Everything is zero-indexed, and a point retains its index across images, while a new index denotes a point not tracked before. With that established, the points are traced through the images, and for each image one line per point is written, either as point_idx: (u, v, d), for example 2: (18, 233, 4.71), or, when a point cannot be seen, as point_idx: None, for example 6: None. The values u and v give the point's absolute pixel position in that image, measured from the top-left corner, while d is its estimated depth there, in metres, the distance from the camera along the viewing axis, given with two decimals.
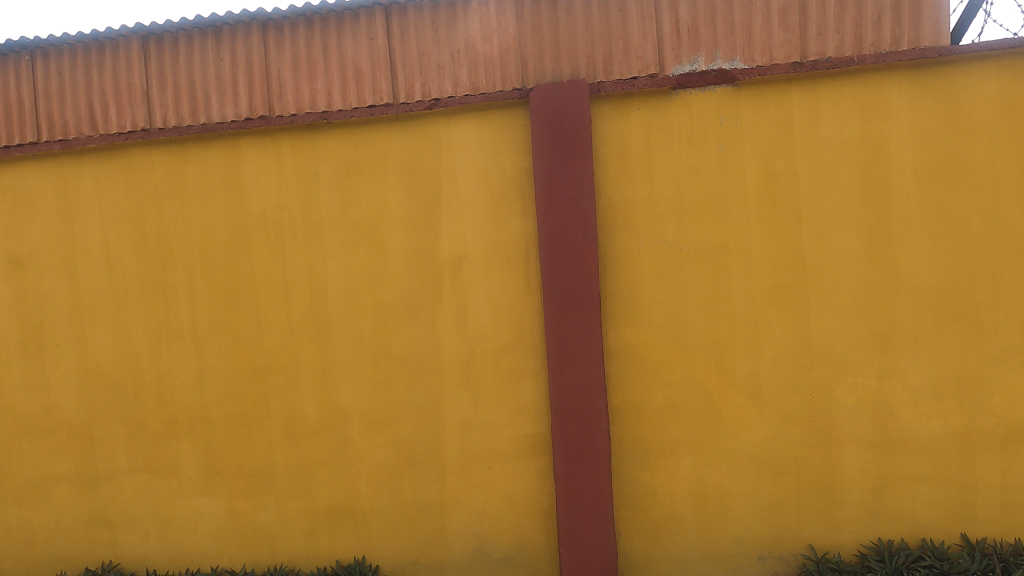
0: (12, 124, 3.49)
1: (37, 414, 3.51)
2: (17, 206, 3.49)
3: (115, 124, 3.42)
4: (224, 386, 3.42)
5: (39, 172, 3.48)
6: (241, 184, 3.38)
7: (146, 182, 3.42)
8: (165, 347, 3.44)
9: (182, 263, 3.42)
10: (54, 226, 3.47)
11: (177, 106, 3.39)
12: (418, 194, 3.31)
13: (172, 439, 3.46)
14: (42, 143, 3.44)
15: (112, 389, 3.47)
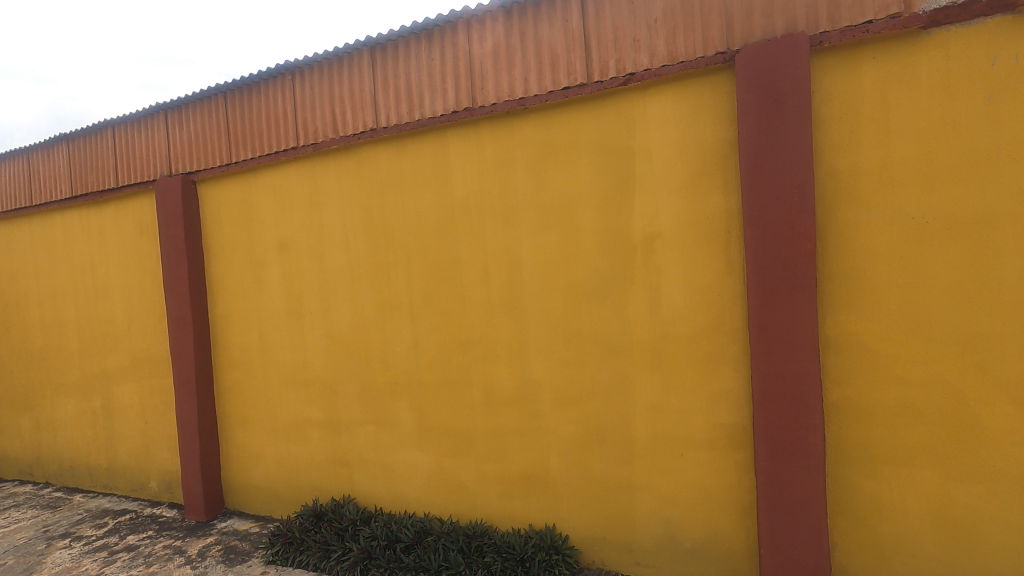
0: (278, 133, 4.23)
1: (297, 369, 4.32)
2: (283, 199, 4.29)
3: (350, 126, 3.97)
4: (434, 355, 3.83)
5: (297, 172, 4.22)
6: (448, 173, 3.70)
7: (374, 175, 3.94)
8: (389, 318, 3.97)
9: (401, 245, 3.89)
10: (308, 216, 4.21)
11: (397, 106, 3.80)
12: (610, 173, 3.28)
13: (394, 399, 3.99)
14: (299, 147, 4.15)
15: (350, 352, 4.12)
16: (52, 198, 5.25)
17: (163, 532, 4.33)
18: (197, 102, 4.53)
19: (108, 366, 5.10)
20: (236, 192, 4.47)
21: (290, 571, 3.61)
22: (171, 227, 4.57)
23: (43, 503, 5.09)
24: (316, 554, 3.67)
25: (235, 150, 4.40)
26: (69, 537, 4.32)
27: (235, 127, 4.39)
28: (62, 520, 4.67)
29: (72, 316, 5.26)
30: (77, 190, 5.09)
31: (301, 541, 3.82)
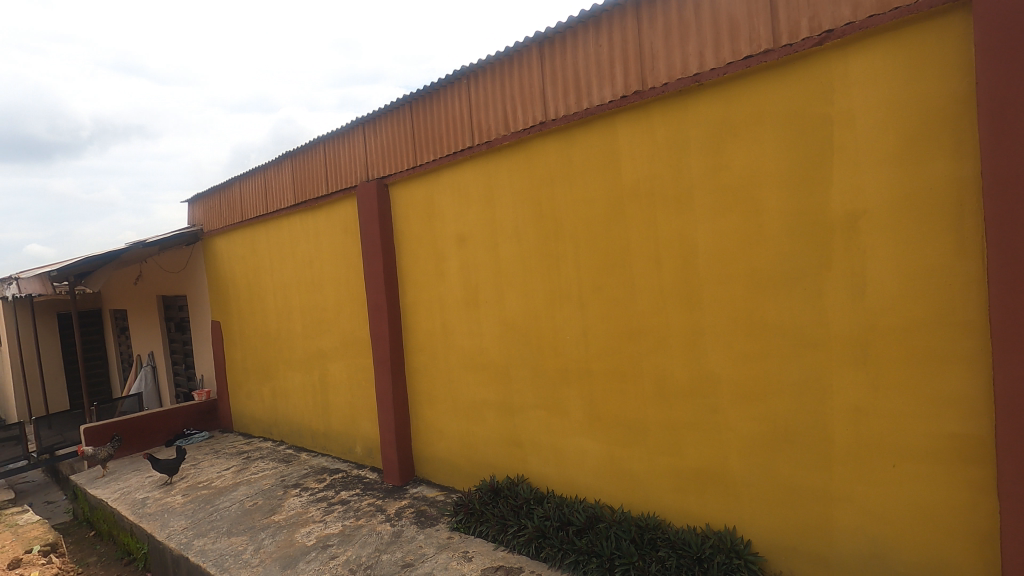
0: (455, 134, 4.52)
1: (474, 354, 4.63)
2: (460, 196, 4.61)
3: (520, 122, 4.10)
4: (604, 344, 3.83)
5: (472, 169, 4.49)
6: (618, 160, 3.65)
7: (543, 168, 4.05)
8: (559, 306, 4.05)
9: (570, 234, 3.94)
10: (482, 210, 4.46)
11: (565, 97, 3.84)
12: (801, 146, 2.94)
13: (565, 386, 4.07)
14: (474, 146, 4.41)
15: (522, 339, 4.30)
16: (281, 206, 6.31)
17: (367, 491, 4.99)
18: (387, 113, 5.07)
19: (324, 347, 6.00)
20: (420, 192, 4.91)
21: (471, 539, 3.90)
22: (369, 226, 5.19)
23: (280, 457, 6.19)
24: (494, 526, 3.90)
25: (418, 154, 4.82)
26: (299, 487, 5.20)
27: (419, 133, 4.82)
28: (293, 472, 5.63)
29: (297, 304, 6.29)
30: (299, 198, 6.04)
31: (481, 513, 4.09)
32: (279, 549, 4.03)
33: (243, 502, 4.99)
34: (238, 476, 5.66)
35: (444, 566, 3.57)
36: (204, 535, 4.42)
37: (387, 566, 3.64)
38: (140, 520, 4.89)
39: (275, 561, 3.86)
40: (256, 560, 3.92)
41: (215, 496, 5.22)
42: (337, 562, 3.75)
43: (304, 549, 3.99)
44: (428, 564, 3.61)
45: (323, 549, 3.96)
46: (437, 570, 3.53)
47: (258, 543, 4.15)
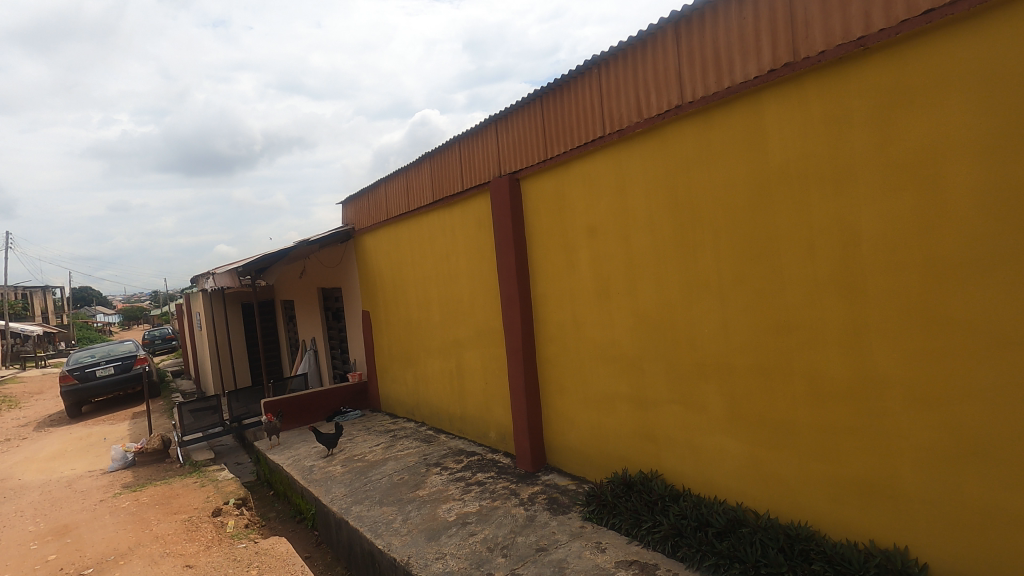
0: (586, 125, 4.48)
1: (606, 346, 4.58)
2: (591, 186, 4.56)
3: (654, 107, 3.94)
4: (747, 338, 3.57)
5: (603, 159, 4.42)
6: (765, 139, 3.37)
7: (679, 153, 3.85)
8: (696, 298, 3.85)
9: (709, 221, 3.72)
10: (614, 199, 4.37)
11: (704, 77, 3.62)
12: (1000, 110, 2.49)
13: (702, 382, 3.87)
14: (606, 135, 4.32)
15: (655, 331, 4.15)
16: (421, 204, 6.75)
17: (501, 474, 5.20)
18: (519, 109, 5.16)
19: (460, 336, 6.33)
20: (550, 185, 4.96)
21: (604, 531, 3.89)
22: (502, 220, 5.36)
23: (422, 437, 6.68)
24: (628, 520, 3.85)
25: (549, 147, 4.85)
26: (440, 466, 5.57)
27: (549, 126, 4.85)
28: (434, 452, 6.05)
29: (436, 295, 6.71)
30: (437, 196, 6.42)
31: (614, 505, 4.05)
32: (424, 521, 4.36)
33: (392, 475, 5.47)
34: (387, 452, 6.22)
35: (577, 554, 3.61)
36: (360, 502, 4.92)
37: (522, 548, 3.77)
38: (309, 484, 5.58)
39: (421, 533, 4.18)
40: (404, 529, 4.28)
41: (369, 468, 5.78)
42: (475, 539, 3.97)
43: (446, 524, 4.28)
44: (561, 550, 3.67)
45: (463, 525, 4.21)
46: (571, 557, 3.58)
47: (406, 515, 4.53)
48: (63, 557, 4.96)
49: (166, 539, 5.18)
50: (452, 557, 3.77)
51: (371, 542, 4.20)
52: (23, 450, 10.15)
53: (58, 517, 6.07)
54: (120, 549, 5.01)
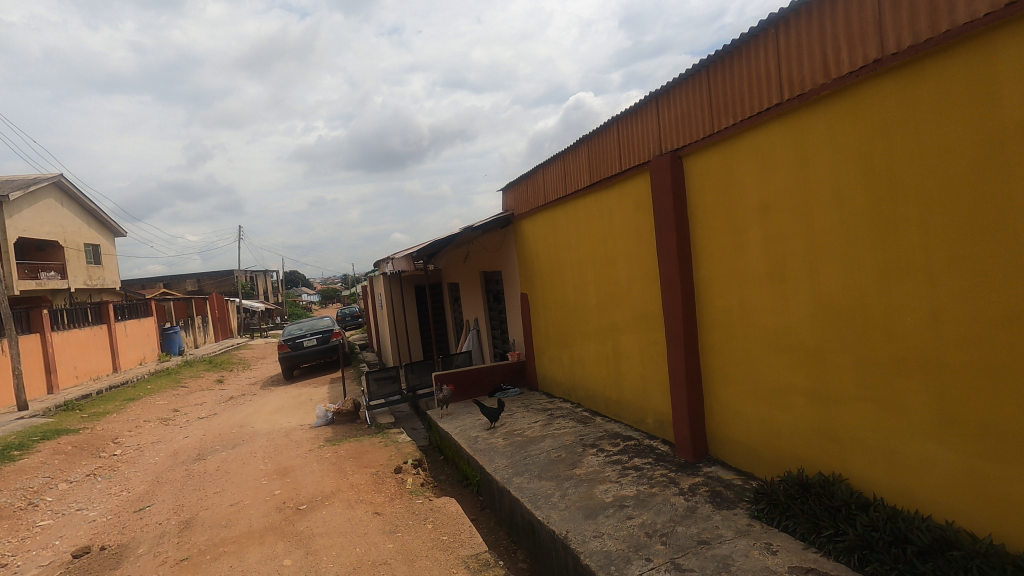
0: (760, 93, 4.08)
1: (779, 334, 4.18)
2: (765, 159, 4.15)
3: (846, 64, 3.43)
4: (964, 329, 2.99)
5: (780, 128, 3.99)
6: (997, 90, 2.75)
7: (878, 115, 3.33)
8: (893, 281, 3.32)
9: (914, 192, 3.17)
10: (793, 173, 3.93)
11: (913, 22, 3.04)
12: None
13: (899, 377, 3.36)
14: (784, 102, 3.89)
15: (840, 319, 3.68)
16: (579, 187, 6.77)
17: (660, 461, 5.08)
18: (683, 82, 4.87)
19: (617, 320, 6.27)
20: (716, 160, 4.63)
21: (775, 532, 3.60)
22: (663, 201, 5.17)
23: (578, 418, 6.79)
24: (804, 524, 3.52)
25: (716, 120, 4.52)
26: (596, 448, 5.63)
27: (717, 97, 4.50)
28: (590, 433, 6.12)
29: (593, 279, 6.72)
30: (594, 178, 6.39)
31: (787, 506, 3.73)
32: (581, 499, 4.46)
33: (550, 452, 5.66)
34: (545, 430, 6.44)
35: (744, 552, 3.40)
36: (521, 474, 5.19)
37: (683, 539, 3.66)
38: (475, 453, 6.02)
39: (579, 510, 4.28)
40: (562, 504, 4.42)
41: (528, 443, 6.05)
42: (633, 522, 3.96)
43: (603, 504, 4.32)
44: (726, 546, 3.49)
45: (620, 508, 4.22)
46: (737, 555, 3.39)
47: (564, 491, 4.67)
48: (284, 493, 6.02)
49: (360, 488, 5.99)
50: (609, 537, 3.80)
51: (531, 512, 4.41)
52: (254, 403, 12.47)
53: (280, 460, 7.36)
54: (325, 492, 5.93)
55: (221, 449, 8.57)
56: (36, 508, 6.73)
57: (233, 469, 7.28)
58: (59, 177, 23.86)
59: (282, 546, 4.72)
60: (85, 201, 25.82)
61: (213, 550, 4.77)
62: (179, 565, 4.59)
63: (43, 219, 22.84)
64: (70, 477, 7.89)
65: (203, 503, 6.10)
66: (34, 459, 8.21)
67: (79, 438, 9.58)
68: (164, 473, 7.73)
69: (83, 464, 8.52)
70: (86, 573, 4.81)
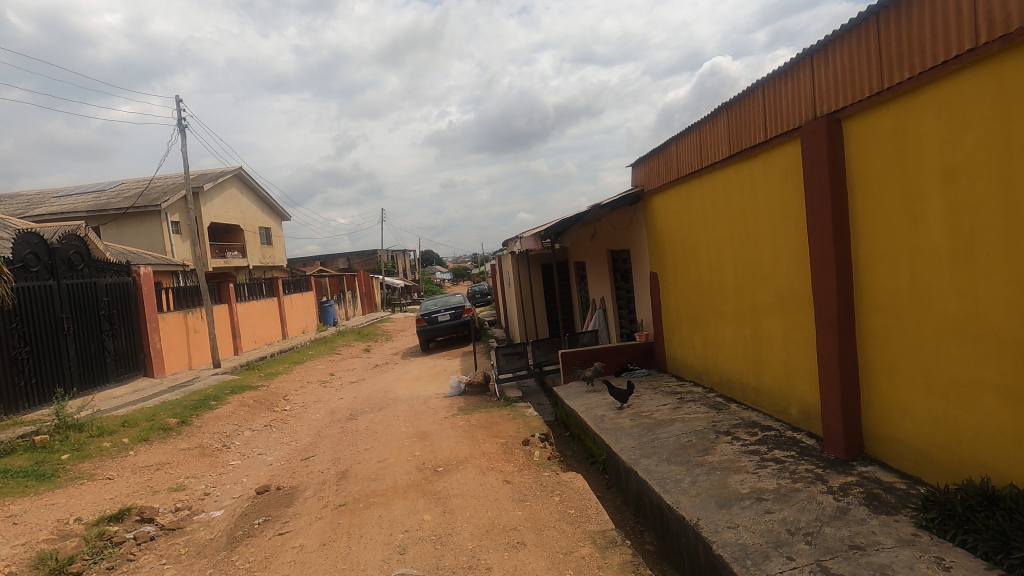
0: (946, 38, 3.46)
1: (965, 322, 3.58)
2: (953, 115, 3.53)
3: None
4: None
5: (975, 78, 3.36)
6: None
7: None
8: None
9: None
10: (991, 130, 3.30)
11: None
12: None
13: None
14: (981, 46, 3.25)
15: None
16: (717, 158, 6.34)
17: (804, 455, 4.69)
18: (847, 33, 4.29)
19: (759, 301, 5.83)
20: (887, 121, 4.04)
21: (948, 546, 3.14)
22: (817, 170, 4.66)
23: (711, 404, 6.48)
24: (989, 542, 3.02)
25: (888, 75, 3.94)
26: (731, 435, 5.34)
27: (889, 47, 3.91)
28: (725, 420, 5.81)
29: (730, 257, 6.32)
30: (735, 148, 5.94)
31: (966, 519, 3.23)
32: (714, 487, 4.28)
33: (680, 436, 5.48)
34: (674, 414, 6.24)
35: (908, 564, 3.03)
36: (649, 456, 5.09)
37: (832, 541, 3.36)
38: (601, 431, 6.03)
39: (711, 498, 4.11)
40: (693, 491, 4.28)
41: (656, 426, 5.92)
42: (772, 517, 3.71)
43: (738, 495, 4.10)
44: (885, 555, 3.14)
45: (757, 501, 3.97)
46: (898, 566, 3.03)
47: (695, 477, 4.51)
48: (424, 454, 6.54)
49: (491, 456, 6.31)
50: (746, 530, 3.61)
51: (659, 495, 4.33)
52: (396, 371, 13.63)
53: (419, 425, 7.99)
54: (459, 457, 6.33)
55: (369, 411, 9.52)
56: (228, 449, 8.04)
57: (380, 429, 8.06)
58: (241, 169, 27.75)
59: (423, 503, 5.15)
60: (259, 190, 29.68)
61: (365, 500, 5.34)
62: (338, 509, 5.21)
63: (229, 207, 26.75)
64: (252, 426, 9.28)
65: (355, 457, 6.84)
66: (226, 409, 9.78)
67: (258, 393, 11.23)
68: (324, 429, 8.78)
69: (262, 416, 9.98)
70: (266, 508, 5.65)
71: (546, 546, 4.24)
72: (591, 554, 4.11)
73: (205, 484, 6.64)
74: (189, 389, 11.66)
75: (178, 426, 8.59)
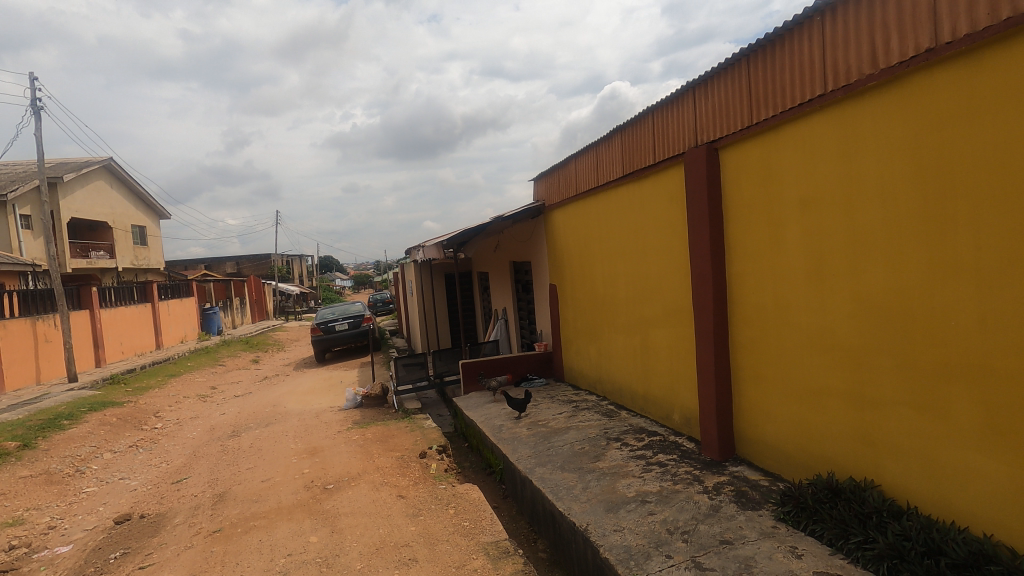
0: (803, 83, 3.92)
1: (816, 334, 4.04)
2: (808, 150, 3.99)
3: (898, 53, 3.23)
4: (1018, 333, 2.77)
5: (825, 120, 3.83)
6: None
7: (932, 106, 3.11)
8: (943, 281, 3.11)
9: (968, 186, 2.95)
10: (836, 166, 3.77)
11: (972, 10, 2.83)
12: None
13: (978, 391, 2.97)
14: (829, 93, 3.72)
15: (883, 319, 3.50)
16: (612, 177, 6.69)
17: (684, 458, 5.03)
18: (724, 70, 4.72)
19: (647, 313, 6.20)
20: (755, 152, 4.49)
21: (801, 536, 3.51)
22: (697, 193, 5.06)
23: (603, 411, 6.76)
24: (832, 529, 3.41)
25: (756, 112, 4.38)
26: (620, 441, 5.60)
27: (758, 87, 4.35)
28: (615, 427, 6.08)
29: (622, 271, 6.67)
30: (627, 169, 6.31)
31: (815, 510, 3.62)
32: (603, 493, 4.45)
33: (574, 444, 5.66)
34: (569, 422, 6.43)
35: (768, 555, 3.34)
36: (544, 465, 5.20)
37: (705, 538, 3.61)
38: (498, 441, 6.07)
39: (601, 503, 4.27)
40: (584, 497, 4.42)
41: (551, 434, 6.06)
42: (654, 519, 3.93)
43: (625, 498, 4.30)
44: (749, 548, 3.43)
45: (642, 503, 4.19)
46: (760, 557, 3.33)
47: (586, 483, 4.67)
48: (313, 472, 6.20)
49: (385, 470, 6.12)
50: (631, 532, 3.78)
51: (552, 503, 4.42)
52: (287, 384, 12.84)
53: (310, 440, 7.57)
54: (352, 473, 6.07)
55: (254, 427, 8.87)
56: (82, 475, 7.10)
57: (266, 446, 7.53)
58: (111, 160, 24.96)
59: (309, 523, 4.86)
60: (133, 184, 26.84)
61: (244, 524, 4.95)
62: (212, 536, 4.78)
63: (94, 201, 23.89)
64: (114, 448, 8.29)
65: (236, 478, 6.33)
66: (82, 429, 8.65)
67: (123, 410, 10.06)
68: (201, 448, 8.04)
69: (126, 435, 8.95)
70: (126, 539, 5.05)
71: (439, 561, 4.17)
72: (484, 566, 4.10)
73: (50, 516, 5.80)
74: (37, 407, 10.19)
75: (18, 451, 7.45)
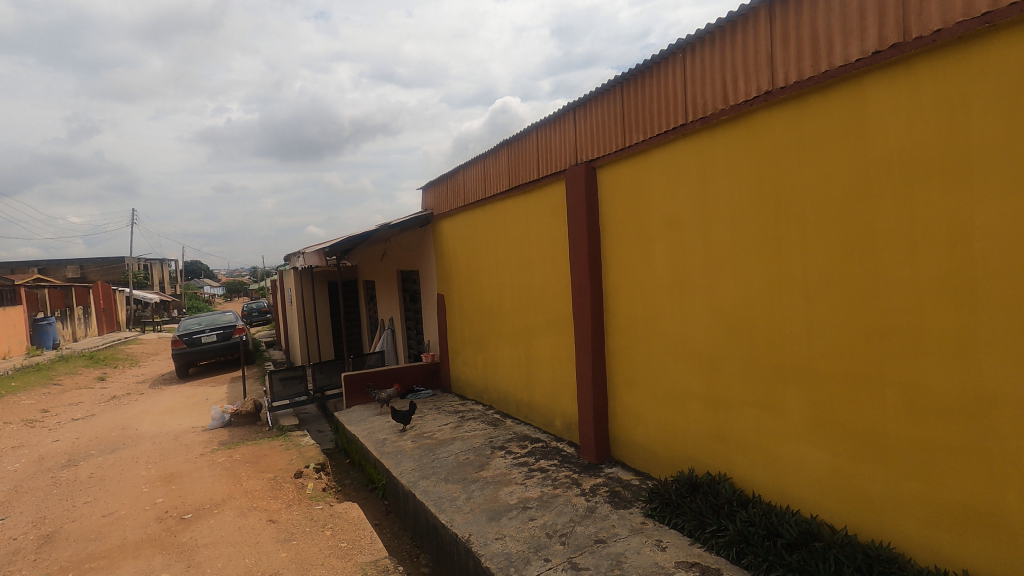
0: (668, 112, 4.29)
1: (679, 341, 4.40)
2: (672, 174, 4.37)
3: (744, 93, 3.66)
4: (834, 340, 3.23)
5: (685, 147, 4.21)
6: (864, 125, 2.99)
7: (770, 140, 3.54)
8: (779, 294, 3.55)
9: (797, 212, 3.39)
10: (695, 190, 4.17)
11: (799, 61, 3.29)
12: None
13: (858, 401, 3.12)
14: (689, 123, 4.12)
15: (733, 329, 3.91)
16: (498, 189, 6.82)
17: (564, 463, 5.22)
18: (601, 95, 5.03)
19: (531, 323, 6.38)
20: (628, 173, 4.84)
21: (665, 530, 3.79)
22: (576, 208, 5.33)
23: (488, 420, 6.82)
24: (691, 521, 3.72)
25: (628, 135, 4.72)
26: (504, 450, 5.68)
27: (630, 112, 4.70)
28: (500, 436, 6.16)
29: (508, 281, 6.81)
30: (513, 182, 6.47)
31: (678, 505, 3.93)
32: (486, 502, 4.48)
33: (459, 455, 5.64)
34: (454, 432, 6.40)
35: (636, 549, 3.56)
36: (427, 477, 5.12)
37: (581, 538, 3.77)
38: (381, 455, 5.88)
39: (483, 512, 4.30)
40: (467, 507, 4.42)
41: (436, 446, 6.00)
42: (535, 524, 4.03)
43: (507, 506, 4.37)
44: (620, 544, 3.64)
45: (523, 510, 4.28)
46: (630, 552, 3.54)
47: (469, 494, 4.67)
48: (168, 501, 5.56)
49: (255, 494, 5.66)
50: (512, 539, 3.84)
51: (435, 515, 4.37)
52: (141, 403, 11.44)
53: (166, 466, 6.80)
54: (215, 499, 5.54)
55: (96, 454, 7.78)
56: None
57: (110, 475, 6.63)
58: None
59: (160, 559, 4.35)
60: None
61: (77, 567, 4.31)
62: None
63: None
64: None
65: (69, 514, 5.50)
66: None
67: None
68: (25, 481, 6.89)
69: None
70: None
71: None
72: None
73: None
74: None
75: None
